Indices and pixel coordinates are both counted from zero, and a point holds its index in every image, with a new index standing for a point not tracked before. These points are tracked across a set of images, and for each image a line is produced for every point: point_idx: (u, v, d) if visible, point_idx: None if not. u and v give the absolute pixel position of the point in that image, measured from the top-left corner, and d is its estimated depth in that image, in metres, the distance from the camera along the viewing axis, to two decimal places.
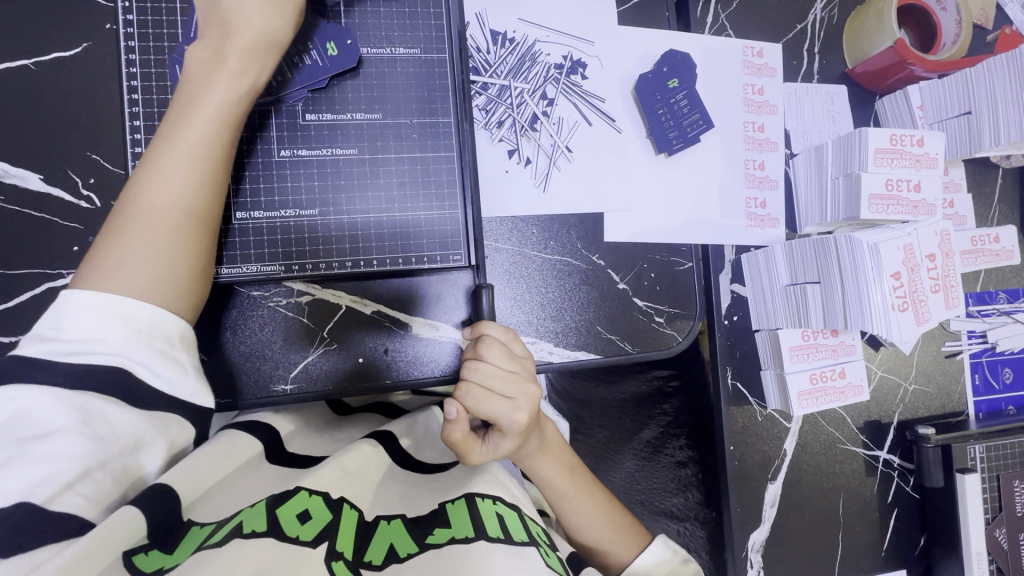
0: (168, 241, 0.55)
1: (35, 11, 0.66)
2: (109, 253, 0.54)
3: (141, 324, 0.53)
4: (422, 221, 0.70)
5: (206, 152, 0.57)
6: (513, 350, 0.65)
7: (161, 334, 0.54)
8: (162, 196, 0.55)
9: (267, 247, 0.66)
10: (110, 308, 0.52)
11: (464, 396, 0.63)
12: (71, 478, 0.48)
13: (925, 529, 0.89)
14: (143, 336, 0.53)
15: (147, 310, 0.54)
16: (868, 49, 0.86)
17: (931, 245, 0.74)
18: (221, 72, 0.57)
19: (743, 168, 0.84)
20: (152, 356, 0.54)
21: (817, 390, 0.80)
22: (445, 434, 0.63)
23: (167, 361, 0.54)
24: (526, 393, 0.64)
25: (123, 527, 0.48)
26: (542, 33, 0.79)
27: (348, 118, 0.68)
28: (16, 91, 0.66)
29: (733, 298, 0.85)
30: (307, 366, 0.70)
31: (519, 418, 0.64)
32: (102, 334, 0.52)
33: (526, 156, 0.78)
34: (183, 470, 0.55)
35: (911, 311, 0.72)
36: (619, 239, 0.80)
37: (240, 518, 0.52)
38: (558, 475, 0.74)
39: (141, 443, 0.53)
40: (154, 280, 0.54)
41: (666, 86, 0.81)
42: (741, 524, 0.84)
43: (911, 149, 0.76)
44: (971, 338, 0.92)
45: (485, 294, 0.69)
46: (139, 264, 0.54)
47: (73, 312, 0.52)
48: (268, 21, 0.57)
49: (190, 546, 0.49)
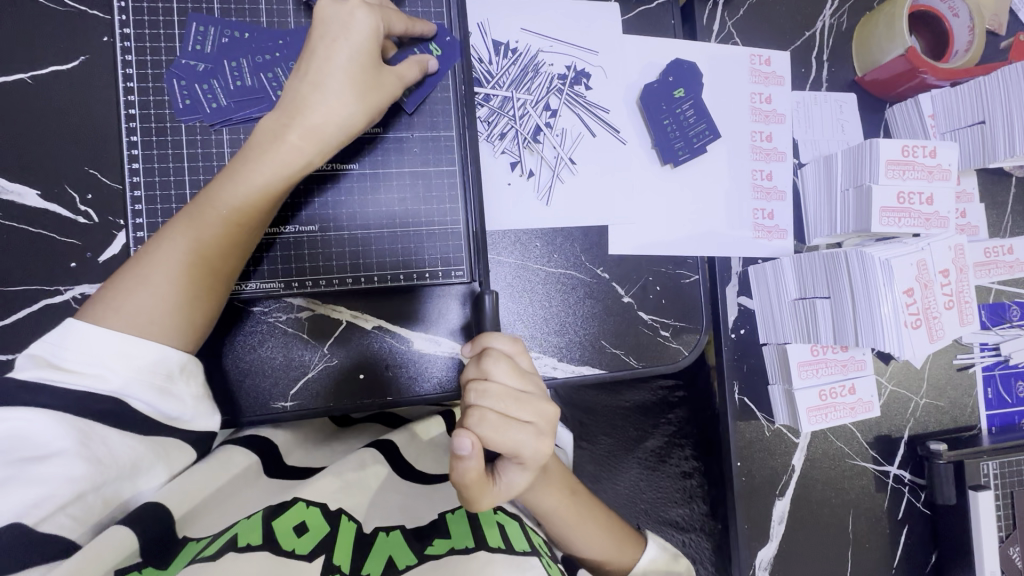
0: (181, 299, 0.55)
1: (33, 24, 0.65)
2: (123, 293, 0.53)
3: (143, 362, 0.52)
4: (424, 236, 0.69)
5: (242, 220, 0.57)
6: (523, 368, 0.60)
7: (161, 370, 0.53)
8: (189, 246, 0.55)
9: (282, 274, 0.66)
10: (113, 347, 0.51)
11: (477, 425, 0.56)
12: (63, 500, 0.47)
13: (936, 546, 0.87)
14: (143, 375, 0.52)
15: (149, 358, 0.52)
16: (878, 57, 0.84)
17: (944, 260, 0.72)
18: (281, 144, 0.57)
19: (751, 179, 0.83)
20: (149, 391, 0.52)
21: (826, 406, 0.78)
22: (458, 473, 0.56)
23: (162, 396, 0.53)
24: (543, 413, 0.59)
25: (114, 545, 0.48)
26: (545, 43, 0.77)
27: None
28: (12, 105, 0.65)
29: (739, 310, 0.84)
30: (307, 382, 0.69)
31: (541, 446, 0.59)
32: (102, 371, 0.51)
33: (529, 168, 0.76)
34: (181, 483, 0.55)
35: (923, 327, 0.71)
36: (624, 252, 0.78)
37: (236, 531, 0.52)
38: (564, 502, 0.70)
39: (139, 465, 0.52)
40: (168, 330, 0.54)
41: (672, 96, 0.80)
42: (749, 543, 0.83)
43: (924, 160, 0.74)
44: (983, 351, 0.90)
45: (489, 301, 0.65)
46: (154, 311, 0.53)
47: (77, 342, 0.51)
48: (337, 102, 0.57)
49: (185, 560, 0.50)
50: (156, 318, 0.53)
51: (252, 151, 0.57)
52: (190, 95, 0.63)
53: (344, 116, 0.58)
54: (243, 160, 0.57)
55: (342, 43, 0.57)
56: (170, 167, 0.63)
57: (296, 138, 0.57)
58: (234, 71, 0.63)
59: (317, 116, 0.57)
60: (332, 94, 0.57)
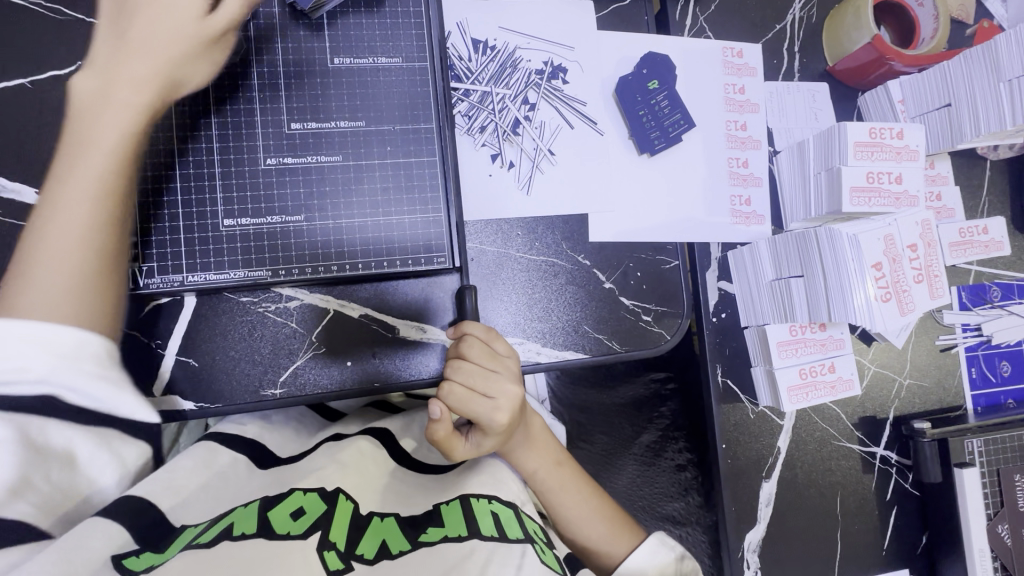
0: (85, 281, 0.56)
1: (33, 33, 0.69)
2: (23, 287, 0.54)
3: (64, 347, 0.50)
4: (406, 225, 0.71)
5: (110, 187, 0.58)
6: (495, 349, 0.66)
7: (87, 356, 0.51)
8: (83, 215, 0.57)
9: (171, 258, 0.65)
10: (23, 331, 0.49)
11: (446, 396, 0.64)
12: (9, 486, 0.50)
13: (926, 528, 0.87)
14: (68, 361, 0.50)
15: (68, 336, 0.51)
16: (848, 46, 0.87)
17: (912, 235, 0.74)
18: (120, 107, 0.59)
19: (727, 166, 0.85)
20: (81, 377, 0.50)
21: (807, 385, 0.80)
22: (428, 433, 0.64)
23: (97, 380, 0.51)
24: (507, 393, 0.65)
25: (104, 534, 0.51)
26: (522, 40, 0.81)
27: (331, 125, 0.69)
28: (13, 108, 0.68)
29: (720, 295, 0.86)
30: (296, 370, 0.71)
31: (498, 418, 0.64)
32: (24, 362, 0.49)
33: (509, 160, 0.79)
34: (160, 482, 0.59)
35: (894, 301, 0.72)
36: (604, 239, 0.81)
37: (231, 520, 0.54)
38: (545, 469, 0.74)
39: (75, 457, 0.56)
40: (82, 309, 0.55)
41: (647, 87, 0.82)
42: (736, 525, 0.83)
43: (891, 142, 0.76)
44: (966, 331, 0.91)
45: (469, 297, 0.71)
46: (57, 283, 0.55)
47: None
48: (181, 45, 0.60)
49: (180, 546, 0.51)
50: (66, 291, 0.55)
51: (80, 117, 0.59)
52: None
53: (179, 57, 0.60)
54: (87, 129, 0.58)
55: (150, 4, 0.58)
56: (159, 163, 0.65)
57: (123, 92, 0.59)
58: None
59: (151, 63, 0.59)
60: (144, 54, 0.59)
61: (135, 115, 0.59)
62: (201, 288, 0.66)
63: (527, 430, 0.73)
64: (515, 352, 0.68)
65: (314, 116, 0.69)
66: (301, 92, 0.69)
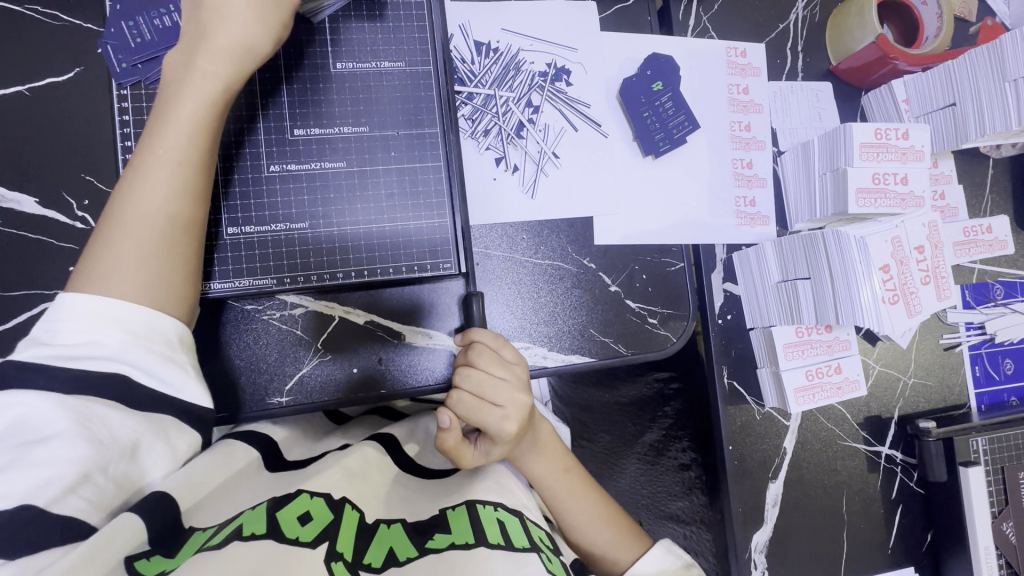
0: (157, 253, 0.57)
1: (29, 39, 0.68)
2: (98, 265, 0.56)
3: (137, 325, 0.55)
4: (412, 230, 0.70)
5: (190, 158, 0.58)
6: (504, 357, 0.65)
7: (157, 336, 0.56)
8: (160, 192, 0.57)
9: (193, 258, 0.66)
10: (100, 313, 0.54)
11: (455, 405, 0.64)
12: (70, 481, 0.49)
13: (931, 526, 0.88)
14: (139, 340, 0.55)
15: (142, 313, 0.55)
16: (851, 46, 0.87)
17: (919, 236, 0.74)
18: (195, 74, 0.59)
19: (732, 167, 0.85)
20: (149, 358, 0.55)
21: (813, 386, 0.80)
22: (437, 442, 0.64)
23: (165, 361, 0.56)
24: (516, 401, 0.65)
25: (126, 531, 0.49)
26: (525, 42, 0.80)
27: (334, 131, 0.69)
28: (10, 116, 0.67)
29: (725, 297, 0.85)
30: (302, 378, 0.70)
31: (507, 427, 0.64)
32: (97, 337, 0.53)
33: (513, 163, 0.78)
34: (186, 477, 0.56)
35: (902, 303, 0.72)
36: (610, 242, 0.80)
37: (241, 522, 0.53)
38: (551, 475, 0.74)
39: (139, 446, 0.54)
40: (154, 285, 0.56)
41: (651, 88, 0.82)
42: (744, 526, 0.84)
43: (897, 142, 0.76)
44: (969, 330, 0.91)
45: (476, 302, 0.72)
46: (133, 260, 0.56)
47: (65, 318, 0.53)
48: (231, 25, 0.59)
49: (192, 549, 0.50)
50: (138, 268, 0.56)
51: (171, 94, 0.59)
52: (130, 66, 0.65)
53: (242, 29, 0.59)
54: (168, 102, 0.59)
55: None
56: None
57: (206, 66, 0.59)
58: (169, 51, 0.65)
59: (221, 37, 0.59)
60: (233, 21, 0.59)
61: (216, 88, 0.59)
62: (206, 296, 0.66)
63: (535, 437, 0.74)
64: (523, 359, 0.67)
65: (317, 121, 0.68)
66: (303, 97, 0.68)
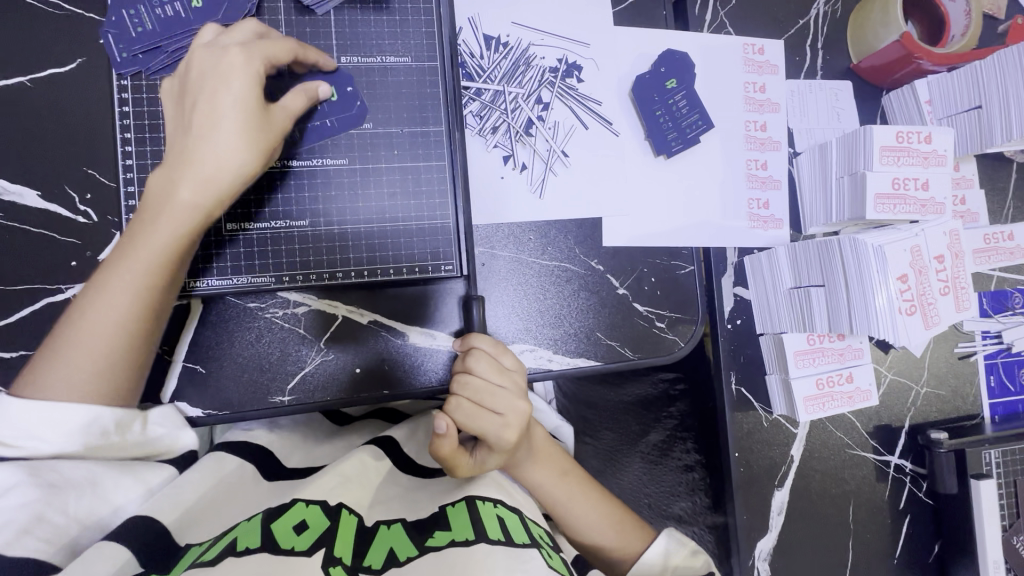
0: (106, 351, 0.56)
1: (31, 29, 0.67)
2: (49, 363, 0.55)
3: (76, 425, 0.54)
4: (412, 231, 0.69)
5: (151, 280, 0.57)
6: (503, 364, 0.65)
7: (96, 430, 0.55)
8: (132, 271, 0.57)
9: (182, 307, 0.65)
10: (39, 411, 0.53)
11: (454, 411, 0.64)
12: None
13: (938, 536, 0.86)
14: (77, 439, 0.55)
15: (80, 413, 0.54)
16: (874, 44, 0.84)
17: (940, 246, 0.73)
18: (170, 204, 0.57)
19: (745, 168, 0.83)
20: (90, 438, 0.54)
21: (822, 395, 0.78)
22: (433, 447, 0.64)
23: (106, 439, 0.55)
24: (515, 409, 0.64)
25: (105, 558, 0.50)
26: (536, 37, 0.78)
27: (320, 122, 0.66)
28: (11, 108, 0.66)
29: (735, 301, 0.84)
30: (303, 377, 0.69)
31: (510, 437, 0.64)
32: (35, 441, 0.53)
33: (522, 161, 0.77)
34: (174, 498, 0.57)
35: (919, 314, 0.71)
36: (618, 244, 0.78)
37: (235, 535, 0.52)
38: (551, 484, 0.72)
39: None
40: (101, 386, 0.56)
41: (665, 86, 0.79)
42: (748, 532, 0.83)
43: (919, 146, 0.74)
44: (985, 339, 0.89)
45: (476, 306, 0.70)
46: (94, 345, 0.56)
47: (8, 417, 0.53)
48: (232, 151, 0.57)
49: (186, 563, 0.50)
50: (94, 349, 0.55)
51: (175, 125, 0.59)
52: (129, 51, 0.63)
53: (231, 158, 0.57)
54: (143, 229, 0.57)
55: (221, 93, 0.57)
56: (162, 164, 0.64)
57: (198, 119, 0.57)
58: (169, 43, 0.64)
59: (213, 161, 0.57)
60: (225, 144, 0.57)
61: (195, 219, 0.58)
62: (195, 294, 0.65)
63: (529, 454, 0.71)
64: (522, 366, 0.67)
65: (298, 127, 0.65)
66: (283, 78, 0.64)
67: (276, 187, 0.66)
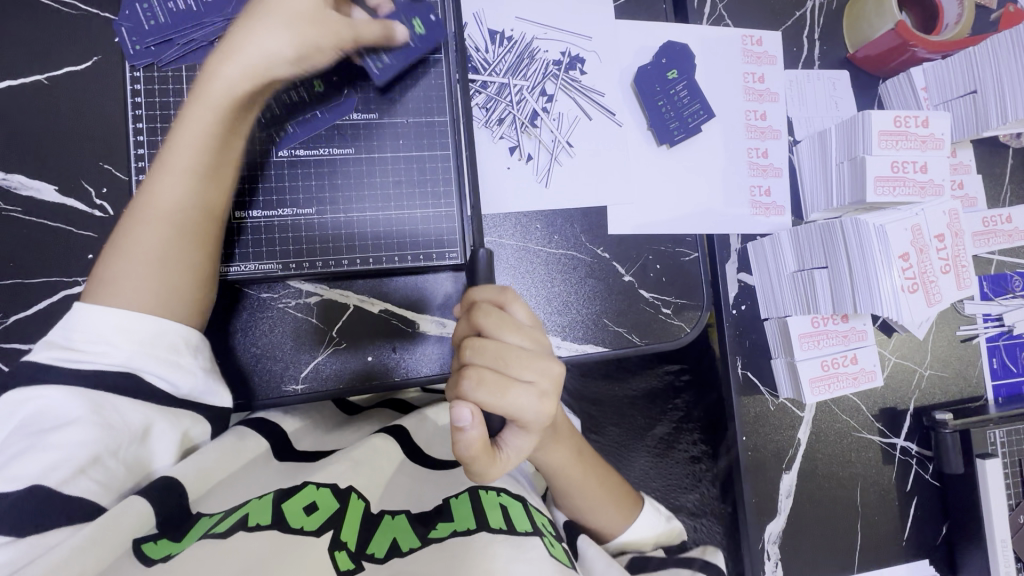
0: (167, 258, 0.58)
1: (48, 29, 0.68)
2: (115, 272, 0.57)
3: (146, 336, 0.55)
4: (418, 219, 0.70)
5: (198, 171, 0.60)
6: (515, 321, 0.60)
7: (164, 343, 0.56)
8: (178, 183, 0.59)
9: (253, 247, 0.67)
10: (115, 324, 0.55)
11: (478, 391, 0.56)
12: (81, 463, 0.50)
13: (946, 518, 0.87)
14: (146, 347, 0.55)
15: (149, 323, 0.56)
16: (869, 33, 0.86)
17: (940, 225, 0.75)
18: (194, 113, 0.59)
19: (746, 157, 0.84)
20: (157, 364, 0.55)
21: (828, 376, 0.80)
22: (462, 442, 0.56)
23: (171, 367, 0.56)
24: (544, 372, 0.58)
25: (133, 514, 0.50)
26: (539, 31, 0.79)
27: (312, 115, 0.68)
28: (28, 106, 0.68)
29: (740, 287, 0.85)
30: (315, 366, 0.70)
31: (543, 406, 0.58)
32: (107, 347, 0.54)
33: (527, 152, 0.78)
34: (196, 466, 0.56)
35: (921, 292, 0.73)
36: (624, 232, 0.80)
37: (247, 511, 0.53)
38: (568, 463, 0.69)
39: (151, 430, 0.55)
40: (165, 296, 0.57)
41: (665, 77, 0.81)
42: (757, 516, 0.83)
43: (916, 130, 0.76)
44: (987, 322, 0.90)
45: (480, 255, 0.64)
46: (145, 261, 0.57)
47: (82, 327, 0.54)
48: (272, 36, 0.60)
49: (198, 533, 0.50)
50: (153, 263, 0.57)
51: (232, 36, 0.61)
52: (142, 42, 0.65)
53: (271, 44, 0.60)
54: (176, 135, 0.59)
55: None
56: None
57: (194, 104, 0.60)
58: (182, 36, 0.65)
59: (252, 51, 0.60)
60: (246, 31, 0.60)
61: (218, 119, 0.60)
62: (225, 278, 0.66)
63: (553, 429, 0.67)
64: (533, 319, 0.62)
65: (294, 123, 0.67)
66: None
67: (283, 177, 0.67)
